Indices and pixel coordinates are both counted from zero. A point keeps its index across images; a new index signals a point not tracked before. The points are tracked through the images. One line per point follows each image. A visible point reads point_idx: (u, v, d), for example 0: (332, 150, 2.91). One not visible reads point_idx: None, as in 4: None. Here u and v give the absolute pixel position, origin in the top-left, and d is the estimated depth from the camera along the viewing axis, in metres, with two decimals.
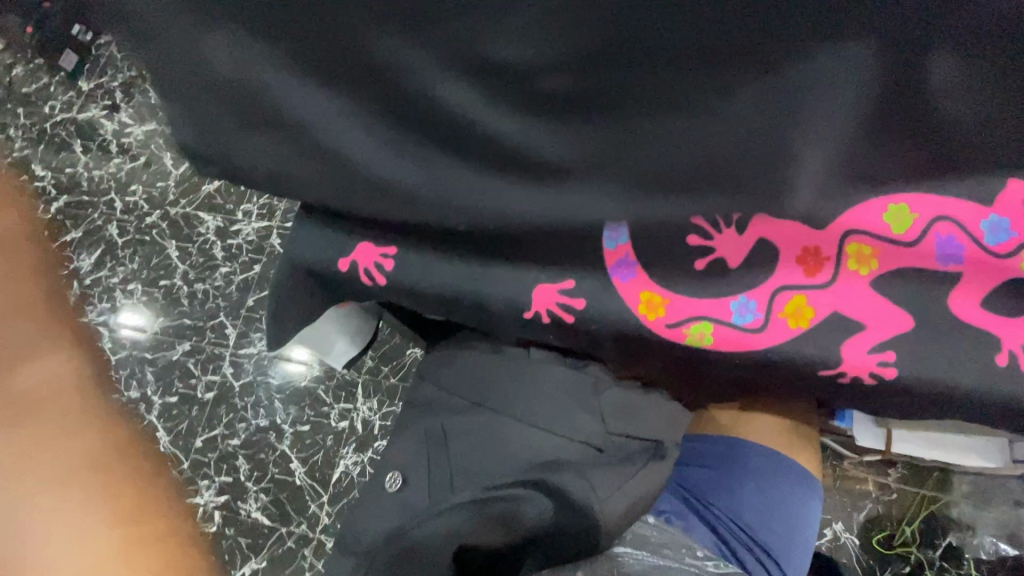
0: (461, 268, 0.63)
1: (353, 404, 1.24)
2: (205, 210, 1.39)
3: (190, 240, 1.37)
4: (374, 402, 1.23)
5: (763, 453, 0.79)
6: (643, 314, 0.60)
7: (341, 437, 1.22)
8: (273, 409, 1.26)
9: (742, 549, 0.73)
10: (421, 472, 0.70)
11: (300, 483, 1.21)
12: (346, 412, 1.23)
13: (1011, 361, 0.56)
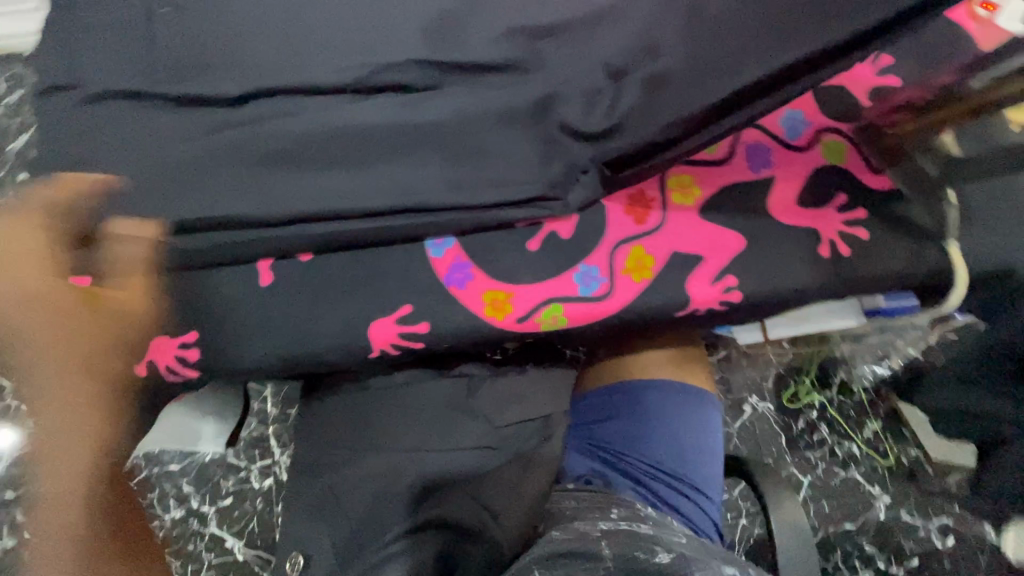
0: (282, 329, 0.56)
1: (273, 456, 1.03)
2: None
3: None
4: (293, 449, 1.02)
5: (656, 388, 0.82)
6: (489, 316, 0.56)
7: (271, 496, 1.00)
8: (184, 495, 0.99)
9: (657, 483, 0.76)
10: (320, 543, 0.62)
11: (242, 562, 0.97)
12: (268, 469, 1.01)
13: (832, 250, 0.57)
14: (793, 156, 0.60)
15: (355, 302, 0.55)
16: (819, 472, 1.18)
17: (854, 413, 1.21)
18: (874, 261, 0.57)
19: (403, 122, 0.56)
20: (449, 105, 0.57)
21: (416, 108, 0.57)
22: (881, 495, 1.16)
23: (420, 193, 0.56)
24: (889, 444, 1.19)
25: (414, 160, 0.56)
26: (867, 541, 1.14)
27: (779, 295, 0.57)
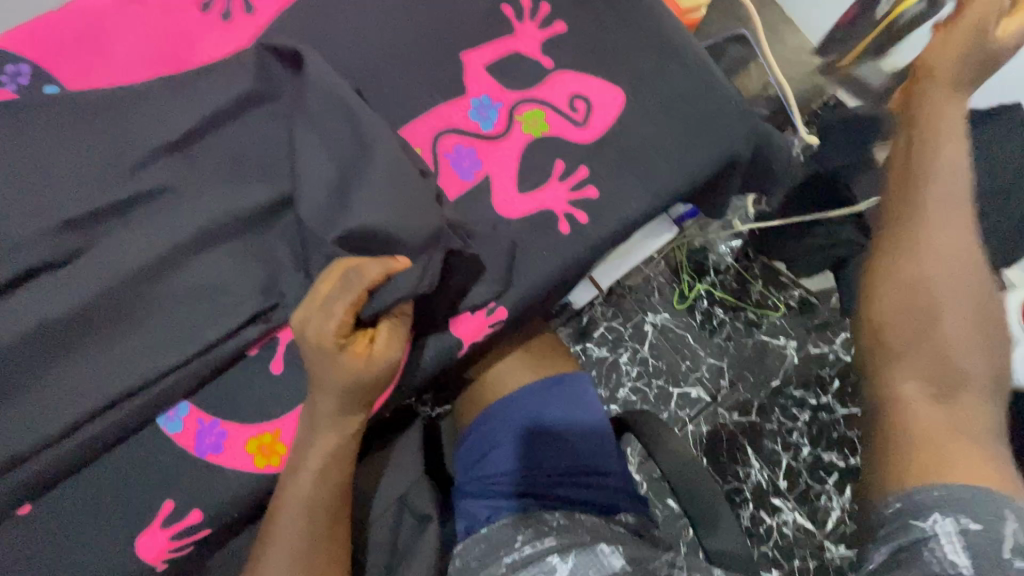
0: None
1: None
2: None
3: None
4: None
5: (521, 393, 0.79)
6: (266, 466, 0.49)
7: None
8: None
9: (558, 490, 0.75)
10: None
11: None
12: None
13: (571, 222, 0.55)
14: (494, 145, 0.56)
15: (109, 531, 0.48)
16: (732, 351, 1.21)
17: (736, 282, 1.24)
18: (614, 212, 0.56)
19: (56, 316, 0.48)
20: (102, 271, 0.49)
21: (65, 293, 0.48)
22: (788, 343, 1.20)
23: (126, 377, 0.48)
24: (776, 295, 1.23)
25: (95, 351, 0.48)
26: (795, 387, 1.18)
27: (542, 288, 0.55)
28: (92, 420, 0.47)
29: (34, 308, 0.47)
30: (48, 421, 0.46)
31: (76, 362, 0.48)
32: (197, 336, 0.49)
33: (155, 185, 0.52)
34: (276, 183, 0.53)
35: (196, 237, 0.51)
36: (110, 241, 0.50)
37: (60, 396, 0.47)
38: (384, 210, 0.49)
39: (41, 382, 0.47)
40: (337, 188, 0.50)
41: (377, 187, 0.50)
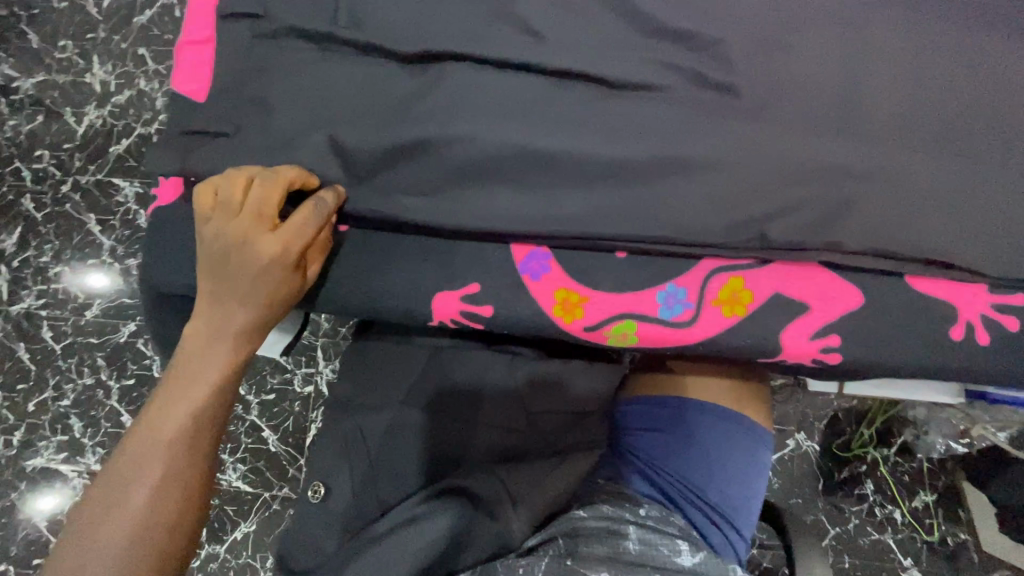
0: (339, 281, 0.56)
1: (317, 366, 1.13)
2: (118, 174, 1.23)
3: (109, 210, 1.22)
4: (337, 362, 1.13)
5: (708, 414, 0.75)
6: (558, 315, 0.52)
7: (307, 402, 1.12)
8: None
9: (692, 508, 0.71)
10: (342, 478, 0.67)
11: (274, 451, 1.10)
12: (310, 377, 1.12)
13: (966, 334, 0.50)
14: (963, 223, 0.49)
15: (419, 271, 0.54)
16: (848, 527, 1.12)
17: (908, 478, 1.13)
18: (1004, 359, 0.49)
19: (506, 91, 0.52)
20: (572, 97, 0.52)
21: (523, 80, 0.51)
22: (910, 568, 1.10)
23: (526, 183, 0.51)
24: (937, 521, 1.11)
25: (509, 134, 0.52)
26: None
27: (878, 369, 0.51)
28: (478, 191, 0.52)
29: (505, 91, 0.52)
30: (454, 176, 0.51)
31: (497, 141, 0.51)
32: (591, 190, 0.51)
33: (647, 55, 0.52)
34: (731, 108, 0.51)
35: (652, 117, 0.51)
36: (586, 68, 0.52)
37: (468, 159, 0.51)
38: (826, 222, 0.49)
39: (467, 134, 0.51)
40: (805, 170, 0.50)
41: (834, 195, 0.49)
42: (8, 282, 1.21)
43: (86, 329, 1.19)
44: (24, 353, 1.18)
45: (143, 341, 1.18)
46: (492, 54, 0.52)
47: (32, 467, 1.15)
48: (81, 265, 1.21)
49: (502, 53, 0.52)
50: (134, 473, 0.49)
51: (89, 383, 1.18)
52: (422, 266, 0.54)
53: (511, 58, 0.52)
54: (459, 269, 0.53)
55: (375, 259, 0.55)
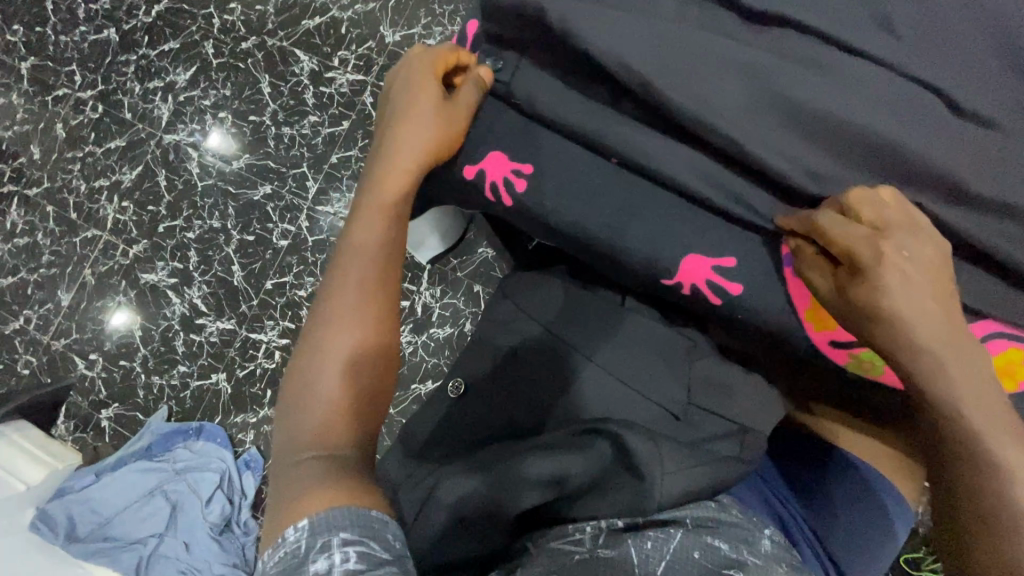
0: (572, 206, 0.55)
1: (417, 286, 1.15)
2: (302, 47, 1.22)
3: (283, 77, 1.22)
4: (437, 290, 1.14)
5: (859, 474, 0.70)
6: (809, 317, 0.50)
7: (400, 315, 1.14)
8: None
9: (815, 559, 0.63)
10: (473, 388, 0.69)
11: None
12: (408, 293, 1.14)
13: None
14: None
15: (660, 225, 0.53)
16: None
17: None
18: None
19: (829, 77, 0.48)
20: (908, 105, 0.48)
21: (850, 71, 0.48)
22: None
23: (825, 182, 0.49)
24: None
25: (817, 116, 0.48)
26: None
27: None
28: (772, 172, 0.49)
29: (839, 77, 0.48)
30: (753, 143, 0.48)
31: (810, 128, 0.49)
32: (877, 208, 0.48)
33: (1011, 87, 0.47)
34: None
35: (985, 156, 0.47)
36: (919, 83, 0.48)
37: (772, 134, 0.49)
38: None
39: (781, 108, 0.49)
40: None
41: None
42: (171, 113, 1.26)
43: (227, 177, 1.23)
44: (169, 180, 1.25)
45: (272, 206, 1.21)
46: (838, 33, 0.48)
47: (143, 282, 1.23)
48: (239, 115, 1.24)
49: (848, 37, 0.48)
50: (327, 312, 0.51)
51: (214, 226, 1.23)
52: (665, 220, 0.53)
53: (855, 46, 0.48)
54: (702, 236, 0.52)
55: (617, 197, 0.54)
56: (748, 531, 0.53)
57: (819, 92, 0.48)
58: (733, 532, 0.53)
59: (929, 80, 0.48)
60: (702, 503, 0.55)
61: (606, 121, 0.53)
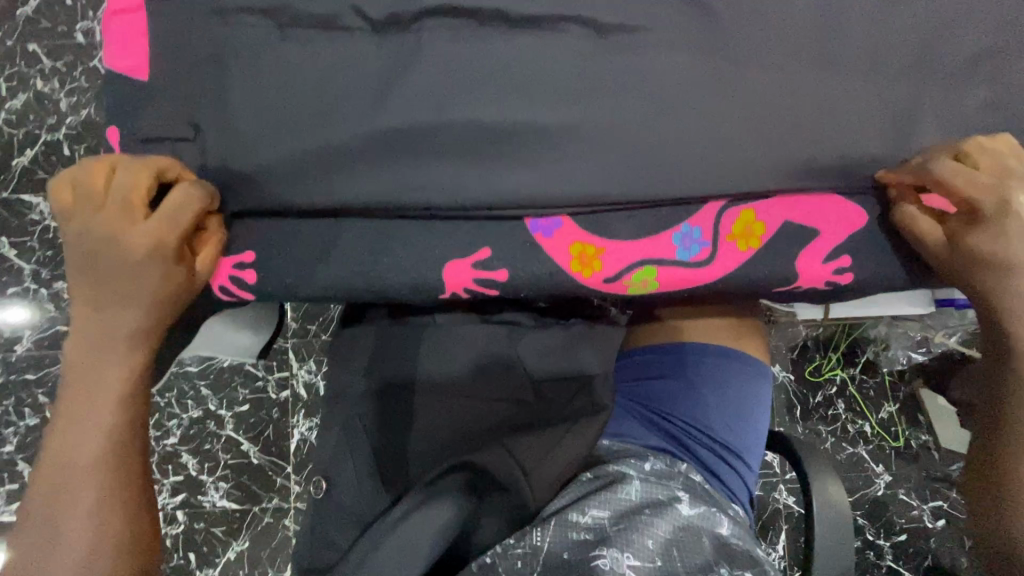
0: (325, 265, 0.51)
1: (290, 370, 1.05)
2: None
3: None
4: (311, 364, 1.05)
5: (708, 356, 0.76)
6: (574, 268, 0.50)
7: (287, 407, 1.04)
8: (202, 396, 1.03)
9: (699, 449, 0.71)
10: (346, 469, 0.64)
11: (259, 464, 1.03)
12: (285, 381, 1.04)
13: None
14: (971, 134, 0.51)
15: (416, 241, 0.50)
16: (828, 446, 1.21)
17: (875, 393, 1.25)
18: None
19: (492, 43, 0.48)
20: (571, 47, 0.48)
21: (510, 33, 0.48)
22: (883, 474, 1.22)
23: (541, 145, 0.48)
24: (902, 429, 1.24)
25: (499, 85, 0.48)
26: (860, 513, 1.21)
27: (882, 282, 0.53)
28: (494, 153, 0.48)
29: (503, 49, 0.48)
30: (457, 148, 0.48)
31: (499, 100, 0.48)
32: (587, 139, 0.48)
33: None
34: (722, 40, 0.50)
35: (656, 60, 0.49)
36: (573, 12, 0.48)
37: (473, 121, 0.48)
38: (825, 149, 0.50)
39: (465, 95, 0.48)
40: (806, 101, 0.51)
41: (826, 120, 0.50)
42: None
43: None
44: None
45: None
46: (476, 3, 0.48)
47: None
48: None
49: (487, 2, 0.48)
50: (56, 527, 0.46)
51: None
52: (418, 234, 0.50)
53: (498, 9, 0.48)
54: (459, 234, 0.50)
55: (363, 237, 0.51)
56: (616, 490, 0.59)
57: (489, 72, 0.48)
58: (601, 498, 0.58)
59: (584, 8, 0.48)
60: (569, 490, 0.60)
61: (313, 173, 0.48)
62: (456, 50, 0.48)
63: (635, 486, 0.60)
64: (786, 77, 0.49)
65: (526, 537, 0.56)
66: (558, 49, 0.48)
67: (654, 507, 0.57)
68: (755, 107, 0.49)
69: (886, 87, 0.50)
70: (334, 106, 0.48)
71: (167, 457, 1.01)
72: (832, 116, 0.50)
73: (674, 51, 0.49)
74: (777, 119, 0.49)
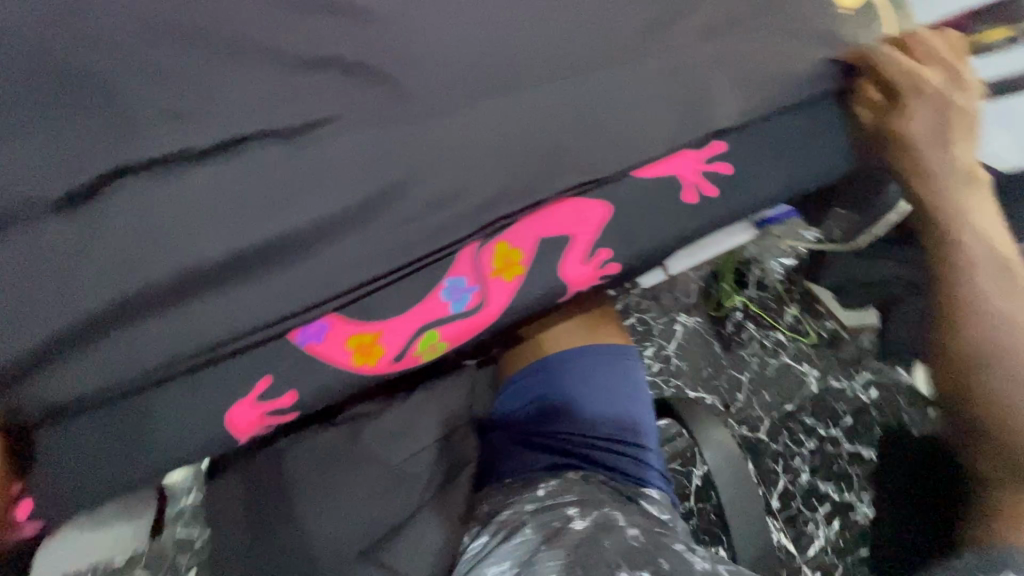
0: (113, 458, 0.48)
1: None
2: None
3: None
4: None
5: (570, 360, 0.78)
6: (359, 363, 0.50)
7: None
8: None
9: (594, 451, 0.71)
10: None
11: None
12: None
13: (698, 194, 0.56)
14: (662, 99, 0.54)
15: (190, 402, 0.48)
16: (753, 368, 1.28)
17: (772, 303, 1.32)
18: (734, 199, 0.58)
19: (165, 188, 0.45)
20: (254, 158, 0.47)
21: (184, 168, 0.46)
22: (809, 370, 1.27)
23: (264, 263, 0.47)
24: (809, 324, 1.31)
25: (184, 221, 0.45)
26: (806, 415, 1.23)
27: (653, 252, 0.56)
28: (217, 292, 0.46)
29: (182, 189, 0.46)
30: (174, 299, 0.45)
31: (197, 239, 0.45)
32: (305, 244, 0.47)
33: (307, 76, 0.49)
34: (400, 99, 0.50)
35: (345, 141, 0.48)
36: (236, 126, 0.47)
37: (179, 270, 0.44)
38: (539, 164, 0.51)
39: (157, 247, 0.44)
40: (503, 119, 0.51)
41: (528, 136, 0.51)
42: None
43: None
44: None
45: None
46: (128, 153, 0.45)
47: None
48: None
49: (139, 147, 0.45)
50: None
51: None
52: (187, 395, 0.48)
53: (157, 147, 0.45)
54: (227, 377, 0.48)
55: (133, 419, 0.48)
56: (510, 542, 0.55)
57: (171, 213, 0.45)
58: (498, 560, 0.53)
59: (245, 117, 0.47)
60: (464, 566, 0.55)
61: (34, 387, 0.44)
62: (131, 205, 0.45)
63: (526, 530, 0.55)
64: (471, 111, 0.51)
65: None
66: (240, 168, 0.47)
67: (550, 540, 0.53)
68: (459, 147, 0.49)
69: (569, 89, 0.52)
70: (9, 316, 0.42)
71: None
72: (534, 128, 0.51)
73: (356, 128, 0.49)
74: (481, 151, 0.50)
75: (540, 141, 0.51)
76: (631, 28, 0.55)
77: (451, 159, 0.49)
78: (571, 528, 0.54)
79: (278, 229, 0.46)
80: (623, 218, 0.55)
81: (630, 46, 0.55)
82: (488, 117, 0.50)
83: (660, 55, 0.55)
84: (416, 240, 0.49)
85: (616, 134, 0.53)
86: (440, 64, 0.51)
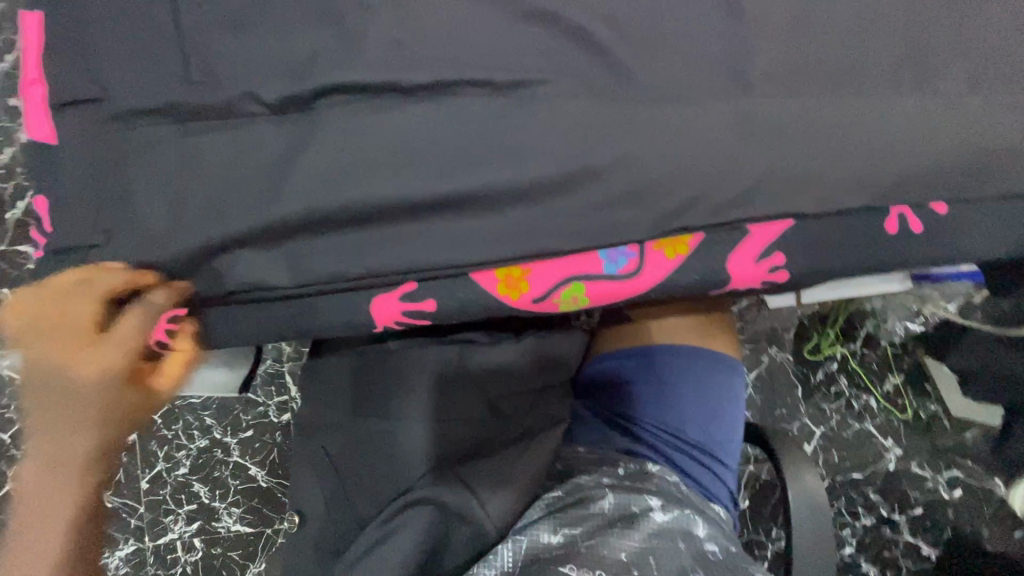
0: (265, 308, 0.52)
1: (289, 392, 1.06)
2: None
3: None
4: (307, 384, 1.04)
5: (674, 355, 0.75)
6: (502, 293, 0.50)
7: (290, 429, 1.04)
8: (207, 425, 1.03)
9: (673, 451, 0.70)
10: (315, 502, 0.63)
11: (267, 486, 1.03)
12: (286, 403, 1.05)
13: (900, 226, 0.51)
14: (905, 114, 0.49)
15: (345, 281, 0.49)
16: (832, 425, 1.16)
17: (877, 364, 1.18)
18: (938, 243, 0.52)
19: (389, 75, 0.47)
20: (493, 67, 0.48)
21: (408, 59, 0.47)
22: (892, 448, 1.15)
23: (453, 169, 0.47)
24: (909, 399, 1.17)
25: (397, 112, 0.47)
26: (871, 490, 1.13)
27: (827, 271, 0.52)
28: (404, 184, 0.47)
29: (402, 79, 0.47)
30: (369, 176, 0.47)
31: (421, 129, 0.47)
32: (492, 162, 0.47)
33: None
34: (624, 44, 0.48)
35: (579, 73, 0.49)
36: (466, 35, 0.48)
37: (381, 154, 0.46)
38: (747, 145, 0.48)
39: (385, 127, 0.47)
40: (718, 94, 0.48)
41: (742, 115, 0.48)
42: None
43: None
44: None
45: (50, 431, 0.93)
46: (368, 35, 0.47)
47: None
48: None
49: (380, 34, 0.48)
50: None
51: None
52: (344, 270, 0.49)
53: (413, 38, 0.48)
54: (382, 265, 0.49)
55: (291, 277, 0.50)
56: (589, 507, 0.57)
57: (389, 104, 0.48)
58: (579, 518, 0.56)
59: (476, 29, 0.48)
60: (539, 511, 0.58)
61: (230, 214, 0.47)
62: (356, 82, 0.47)
63: (607, 500, 0.57)
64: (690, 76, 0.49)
65: (498, 552, 0.54)
66: (456, 73, 0.48)
67: (626, 521, 0.55)
68: (684, 108, 0.48)
69: (798, 79, 0.49)
70: (242, 152, 0.47)
71: (179, 486, 1.01)
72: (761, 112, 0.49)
73: (572, 64, 0.48)
74: (692, 119, 0.47)
75: (753, 123, 0.48)
76: (893, 26, 0.49)
77: (658, 117, 0.48)
78: (654, 517, 0.55)
79: (477, 144, 0.47)
80: (809, 228, 0.51)
81: (884, 46, 0.49)
82: (706, 88, 0.48)
83: (914, 64, 0.49)
84: (600, 187, 0.47)
85: (850, 136, 0.48)
86: (672, 21, 0.49)
